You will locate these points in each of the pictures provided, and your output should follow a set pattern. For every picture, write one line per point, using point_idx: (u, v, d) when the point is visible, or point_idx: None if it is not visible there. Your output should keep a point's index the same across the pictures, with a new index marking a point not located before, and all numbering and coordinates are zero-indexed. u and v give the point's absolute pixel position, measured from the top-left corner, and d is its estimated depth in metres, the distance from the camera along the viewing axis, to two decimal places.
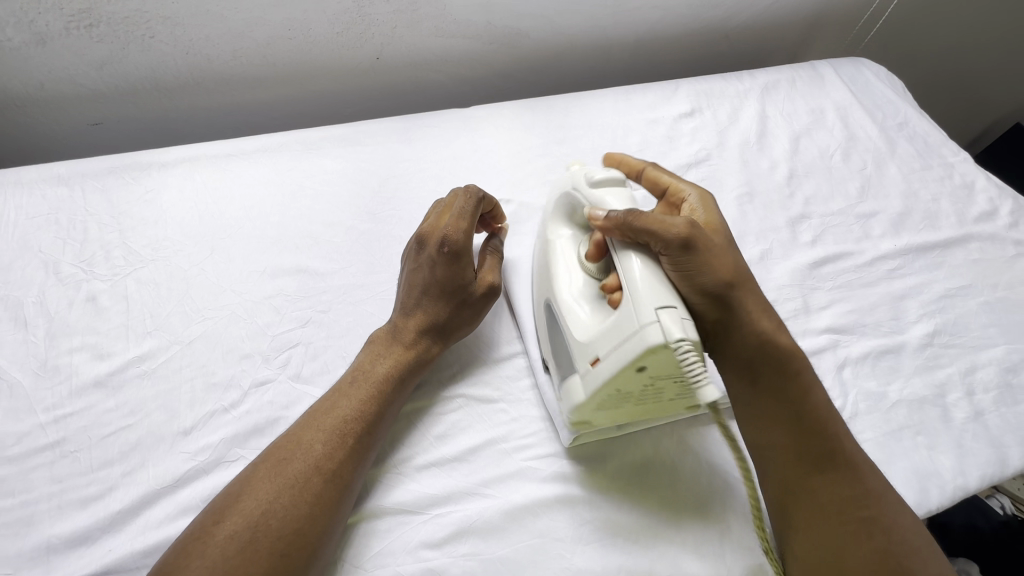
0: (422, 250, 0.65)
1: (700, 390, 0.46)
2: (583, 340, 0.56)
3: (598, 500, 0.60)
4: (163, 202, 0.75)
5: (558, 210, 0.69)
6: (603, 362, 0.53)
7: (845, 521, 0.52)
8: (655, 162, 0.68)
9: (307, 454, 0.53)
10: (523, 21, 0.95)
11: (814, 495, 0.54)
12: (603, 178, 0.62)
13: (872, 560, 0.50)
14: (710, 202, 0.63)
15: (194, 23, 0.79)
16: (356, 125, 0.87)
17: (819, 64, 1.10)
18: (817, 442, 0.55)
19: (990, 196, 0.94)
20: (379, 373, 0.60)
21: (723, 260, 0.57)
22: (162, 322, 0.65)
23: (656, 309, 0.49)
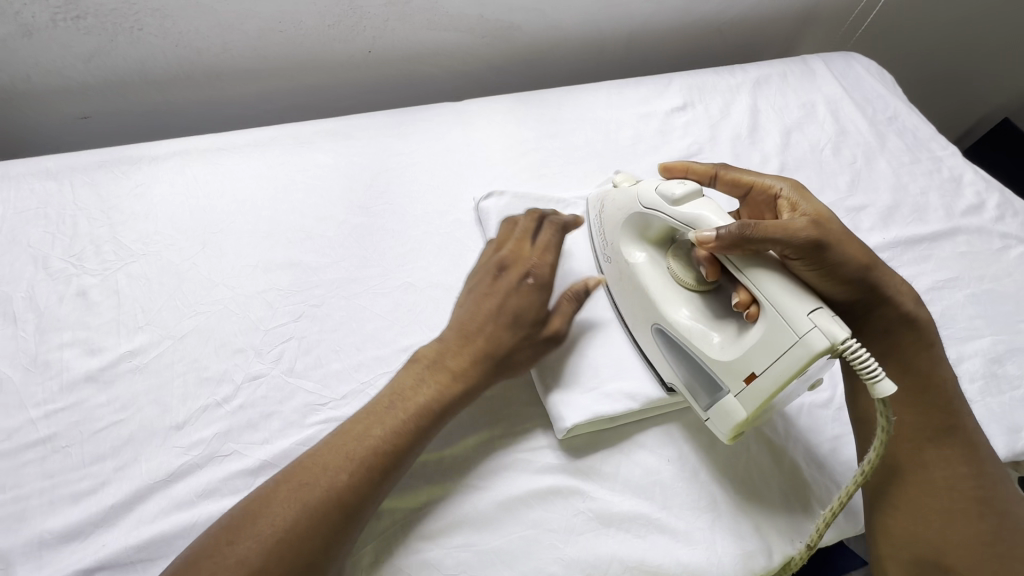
0: (502, 275, 0.64)
1: (875, 386, 0.51)
2: (730, 359, 0.57)
3: (591, 491, 0.60)
4: (153, 196, 0.74)
5: (631, 229, 0.68)
6: (761, 377, 0.55)
7: (952, 499, 0.56)
8: (727, 165, 0.70)
9: (327, 480, 0.50)
10: (515, 14, 0.95)
11: (931, 474, 0.58)
12: (688, 193, 0.62)
13: (981, 537, 0.55)
14: (805, 192, 0.65)
15: (183, 15, 0.78)
16: (348, 119, 0.87)
17: (810, 59, 1.10)
18: (953, 420, 0.59)
19: (977, 190, 0.95)
20: (421, 399, 0.56)
21: (856, 245, 0.59)
22: (154, 317, 0.65)
23: (809, 314, 0.53)
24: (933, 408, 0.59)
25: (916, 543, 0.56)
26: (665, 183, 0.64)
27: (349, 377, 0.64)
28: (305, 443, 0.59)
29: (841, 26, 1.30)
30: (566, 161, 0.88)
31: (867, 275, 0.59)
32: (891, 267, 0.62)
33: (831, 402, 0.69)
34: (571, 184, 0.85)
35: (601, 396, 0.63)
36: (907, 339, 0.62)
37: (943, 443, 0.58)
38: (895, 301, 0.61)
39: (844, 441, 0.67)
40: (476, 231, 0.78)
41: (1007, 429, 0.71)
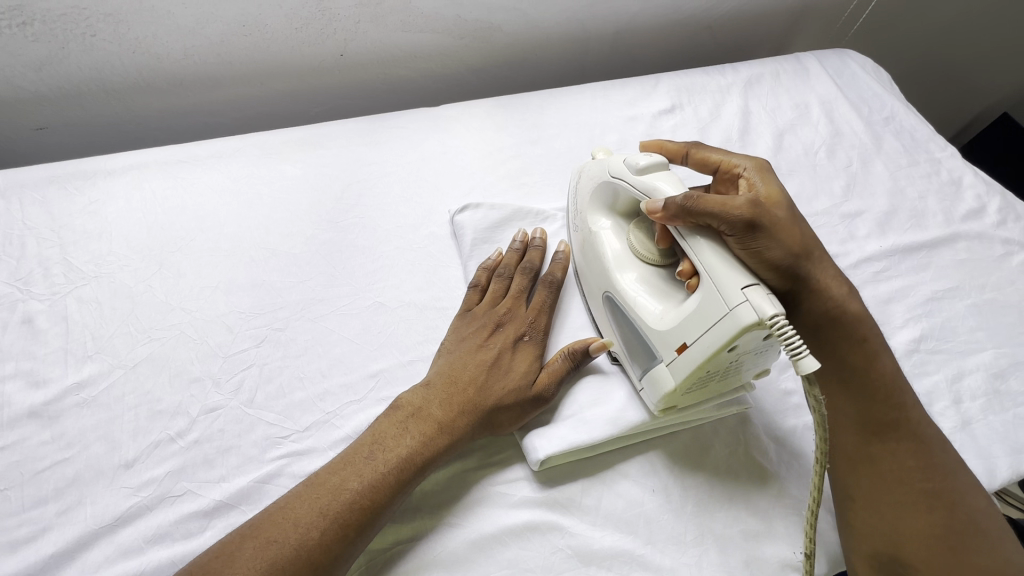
0: (499, 328, 0.63)
1: (797, 362, 0.47)
2: (663, 328, 0.56)
3: (570, 526, 0.56)
4: (108, 213, 0.70)
5: (598, 201, 0.67)
6: (692, 347, 0.53)
7: (902, 491, 0.54)
8: (700, 143, 0.66)
9: (296, 536, 0.47)
10: (495, 14, 0.91)
11: (882, 466, 0.55)
12: (650, 164, 0.60)
13: (934, 530, 0.52)
14: (767, 174, 0.62)
15: (138, 20, 0.74)
16: (318, 127, 0.83)
17: (804, 56, 1.06)
18: (884, 413, 0.56)
19: (977, 193, 0.91)
20: (403, 450, 0.53)
21: (789, 233, 0.55)
22: (104, 345, 0.61)
23: (743, 289, 0.50)
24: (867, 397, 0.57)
25: (875, 540, 0.53)
26: (633, 154, 0.63)
27: (313, 407, 0.60)
28: (264, 480, 0.55)
29: (836, 22, 1.26)
30: (549, 168, 0.84)
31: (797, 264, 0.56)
32: (830, 263, 0.59)
33: None
34: (553, 192, 0.81)
35: (580, 423, 0.59)
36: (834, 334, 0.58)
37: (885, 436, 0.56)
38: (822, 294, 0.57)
39: None
40: (450, 245, 0.74)
41: (1012, 450, 0.67)
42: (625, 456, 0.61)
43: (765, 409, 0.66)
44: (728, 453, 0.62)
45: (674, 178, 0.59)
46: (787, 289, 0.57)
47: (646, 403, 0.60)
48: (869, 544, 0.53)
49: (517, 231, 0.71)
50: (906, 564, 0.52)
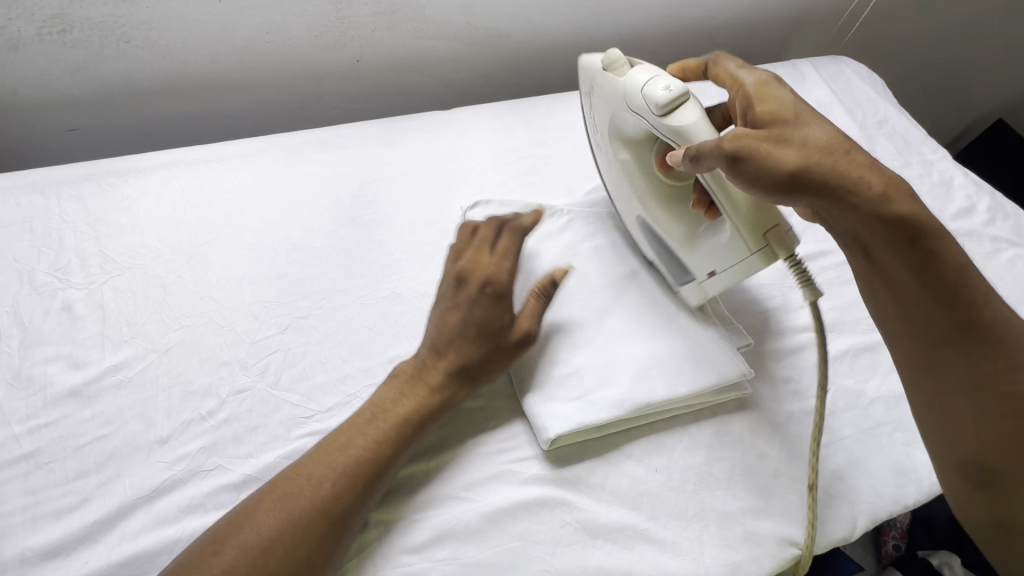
0: (460, 287, 0.63)
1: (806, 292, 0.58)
2: (694, 254, 0.66)
3: (577, 501, 0.60)
4: (140, 208, 0.74)
5: (615, 131, 0.68)
6: (721, 275, 0.64)
7: (975, 396, 0.53)
8: (717, 58, 0.66)
9: (311, 490, 0.51)
10: (503, 22, 0.95)
11: (950, 373, 0.55)
12: (666, 96, 0.58)
13: (1009, 429, 0.52)
14: (768, 87, 0.60)
15: (169, 27, 0.79)
16: (336, 129, 0.87)
17: (799, 63, 1.11)
18: (947, 318, 0.54)
19: (968, 193, 0.95)
20: (402, 411, 0.57)
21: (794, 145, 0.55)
22: (139, 330, 0.65)
23: (766, 234, 0.58)
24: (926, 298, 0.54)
25: (963, 451, 0.54)
26: (649, 87, 0.59)
27: (335, 389, 0.64)
28: (290, 456, 0.59)
29: (831, 30, 1.30)
30: (556, 168, 0.88)
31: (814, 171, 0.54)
32: (858, 157, 0.56)
33: (821, 408, 0.69)
34: (559, 190, 0.85)
35: (588, 405, 0.63)
36: (884, 237, 0.54)
37: (954, 341, 0.54)
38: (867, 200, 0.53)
39: (834, 447, 0.66)
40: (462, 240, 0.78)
41: None
42: (629, 438, 0.64)
43: (761, 394, 0.69)
44: (726, 436, 0.66)
45: (694, 108, 0.58)
46: (821, 202, 0.55)
47: (681, 300, 0.72)
48: (957, 456, 0.54)
49: (524, 213, 0.73)
50: (1001, 472, 0.52)
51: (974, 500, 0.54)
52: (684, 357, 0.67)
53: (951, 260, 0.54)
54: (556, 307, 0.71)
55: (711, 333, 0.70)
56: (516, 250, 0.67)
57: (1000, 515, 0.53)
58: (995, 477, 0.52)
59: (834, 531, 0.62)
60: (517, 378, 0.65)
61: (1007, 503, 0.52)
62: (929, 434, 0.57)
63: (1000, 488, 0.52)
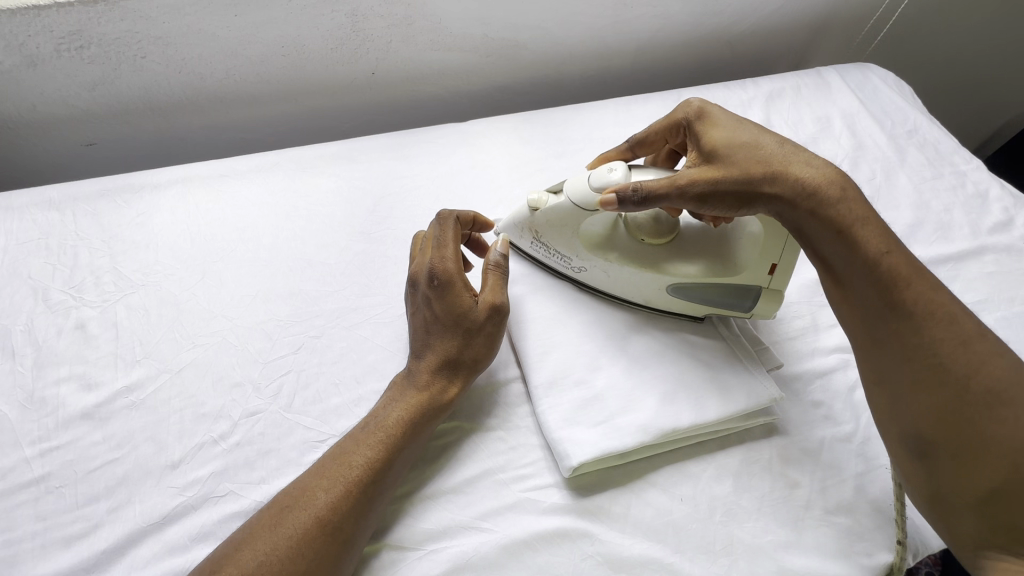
0: (415, 290, 0.63)
1: None
2: (749, 268, 0.65)
3: (600, 533, 0.57)
4: (154, 224, 0.74)
5: (585, 241, 0.69)
6: (783, 262, 0.64)
7: (924, 378, 0.52)
8: (633, 137, 0.74)
9: (307, 503, 0.51)
10: (520, 32, 0.93)
11: (887, 350, 0.54)
12: (619, 177, 0.62)
13: (952, 409, 0.50)
14: (706, 112, 0.65)
15: (185, 42, 0.78)
16: (351, 142, 0.86)
17: (824, 71, 1.08)
18: (881, 299, 0.54)
19: (1004, 206, 0.90)
20: (392, 417, 0.57)
21: (736, 160, 0.59)
22: (151, 350, 0.64)
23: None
24: (871, 286, 0.54)
25: (906, 426, 0.52)
26: (595, 180, 0.63)
27: (348, 412, 0.62)
28: None
29: (856, 36, 1.27)
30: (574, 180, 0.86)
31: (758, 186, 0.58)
32: (798, 159, 0.58)
33: (855, 435, 0.65)
34: None
35: (611, 430, 0.60)
36: (815, 228, 0.56)
37: (888, 320, 0.54)
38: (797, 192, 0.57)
39: (870, 478, 0.63)
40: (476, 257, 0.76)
41: None
42: (653, 466, 0.62)
43: (791, 421, 0.66)
44: (754, 464, 0.63)
45: (644, 170, 0.64)
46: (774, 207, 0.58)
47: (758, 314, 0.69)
48: (901, 429, 0.53)
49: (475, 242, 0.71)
50: (936, 445, 0.51)
51: (920, 479, 0.52)
52: (709, 380, 0.65)
53: (881, 246, 0.55)
54: (575, 328, 0.68)
55: (735, 355, 0.68)
56: (455, 237, 0.64)
57: (939, 491, 0.51)
58: (934, 451, 0.51)
59: (874, 566, 0.58)
60: (535, 401, 0.63)
61: (953, 481, 0.50)
62: (888, 425, 0.54)
63: (941, 462, 0.51)
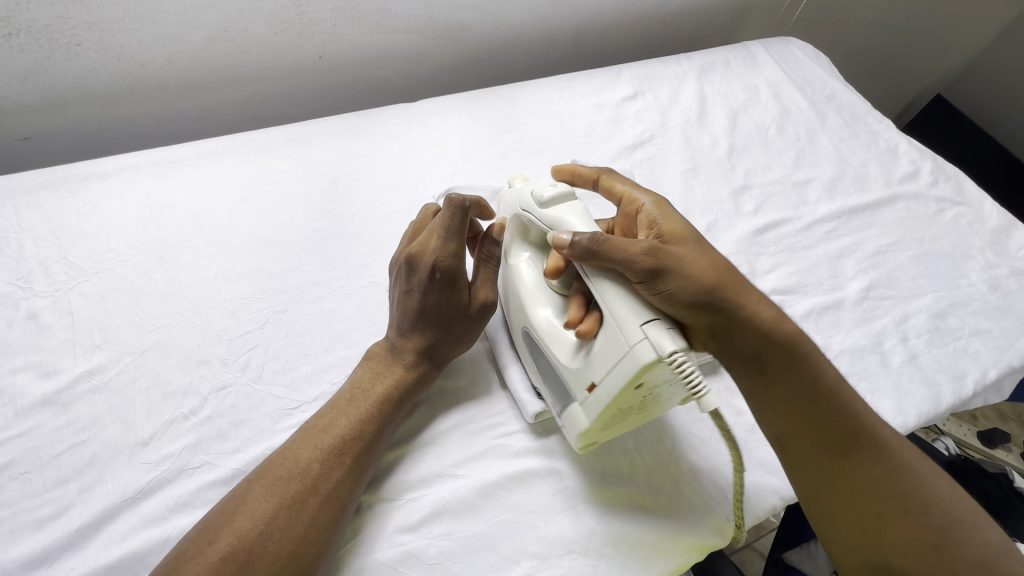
0: (413, 273, 0.62)
1: (702, 399, 0.48)
2: (575, 366, 0.56)
3: (568, 470, 0.61)
4: (104, 213, 0.72)
5: (517, 232, 0.66)
6: (600, 386, 0.52)
7: (884, 505, 0.50)
8: (611, 169, 0.67)
9: (301, 472, 0.53)
10: (464, 13, 0.96)
11: (858, 485, 0.52)
12: (555, 195, 0.60)
13: (928, 538, 0.48)
14: (667, 206, 0.60)
15: (122, 28, 0.77)
16: (303, 125, 0.87)
17: (750, 45, 1.16)
18: (835, 432, 0.53)
19: (912, 158, 1.01)
20: (379, 391, 0.59)
21: (695, 262, 0.54)
22: (112, 335, 0.63)
23: (641, 326, 0.49)
24: (821, 421, 0.54)
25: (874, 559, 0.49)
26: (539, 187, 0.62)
27: (318, 379, 0.64)
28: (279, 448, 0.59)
29: (778, 12, 1.36)
30: (524, 154, 0.90)
31: (706, 296, 0.53)
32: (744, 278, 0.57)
33: None
34: (529, 175, 0.87)
35: None
36: (767, 361, 0.55)
37: (850, 456, 0.53)
38: (748, 315, 0.55)
39: None
40: None
41: (954, 376, 0.75)
42: None
43: None
44: (701, 398, 0.68)
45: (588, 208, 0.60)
46: (717, 318, 0.54)
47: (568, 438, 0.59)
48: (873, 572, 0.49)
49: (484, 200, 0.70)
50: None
51: None
52: None
53: (833, 379, 0.55)
54: None
55: None
56: (464, 229, 0.62)
57: None
58: None
59: None
60: (501, 355, 0.67)
61: None
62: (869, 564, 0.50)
63: None
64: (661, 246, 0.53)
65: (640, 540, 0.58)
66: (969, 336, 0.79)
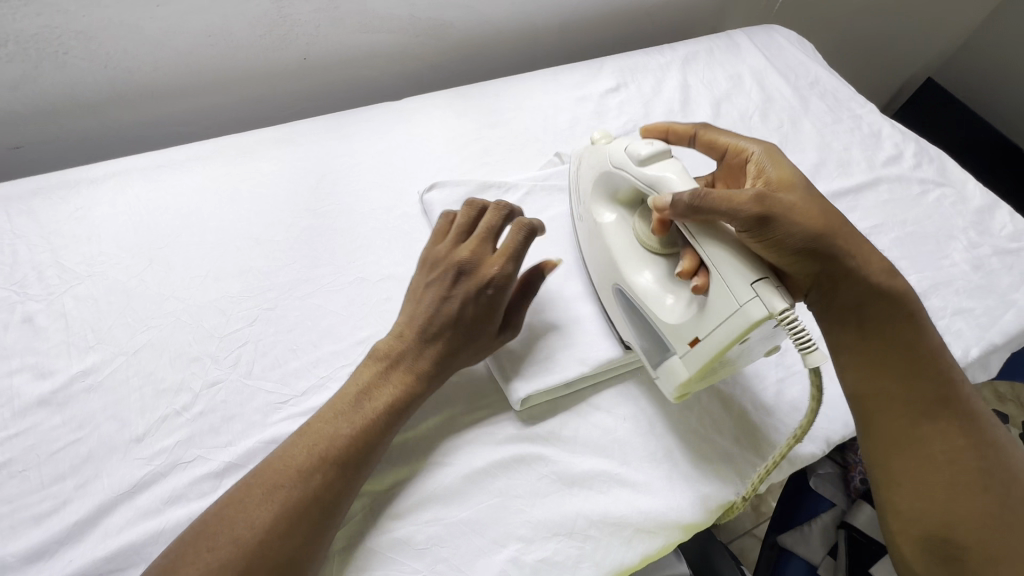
0: (468, 286, 0.62)
1: (807, 355, 0.52)
2: (674, 323, 0.60)
3: (553, 455, 0.63)
4: (95, 217, 0.74)
5: (603, 192, 0.71)
6: (704, 340, 0.57)
7: (954, 474, 0.54)
8: (708, 125, 0.69)
9: (300, 481, 0.51)
10: (446, 11, 0.97)
11: (923, 446, 0.56)
12: (656, 152, 0.64)
13: (987, 508, 0.53)
14: (777, 158, 0.64)
15: (108, 35, 0.79)
16: (289, 126, 0.88)
17: (734, 34, 1.17)
18: (903, 388, 0.57)
19: (895, 142, 1.02)
20: (386, 398, 0.58)
21: (806, 214, 0.57)
22: (105, 336, 0.65)
23: (752, 284, 0.54)
24: (898, 380, 0.57)
25: (928, 522, 0.54)
26: (633, 145, 0.66)
27: (308, 373, 0.65)
28: (270, 440, 0.60)
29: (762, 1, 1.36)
30: (509, 148, 0.91)
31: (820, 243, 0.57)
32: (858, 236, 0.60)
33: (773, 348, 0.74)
34: (514, 169, 0.88)
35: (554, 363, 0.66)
36: (874, 308, 0.59)
37: (934, 413, 0.56)
38: (864, 273, 0.59)
39: (788, 381, 0.72)
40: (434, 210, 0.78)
41: None
42: (597, 390, 0.68)
43: None
44: None
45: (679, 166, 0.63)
46: (831, 268, 0.58)
47: (660, 388, 0.64)
48: (917, 529, 0.55)
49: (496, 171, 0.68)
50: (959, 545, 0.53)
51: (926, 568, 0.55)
52: None
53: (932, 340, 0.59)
54: None
55: None
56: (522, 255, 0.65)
57: None
58: (957, 552, 0.53)
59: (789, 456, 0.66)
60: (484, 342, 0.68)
61: None
62: (908, 518, 0.55)
63: (961, 561, 0.53)
64: (772, 201, 0.57)
65: (624, 522, 0.60)
66: (952, 316, 0.80)
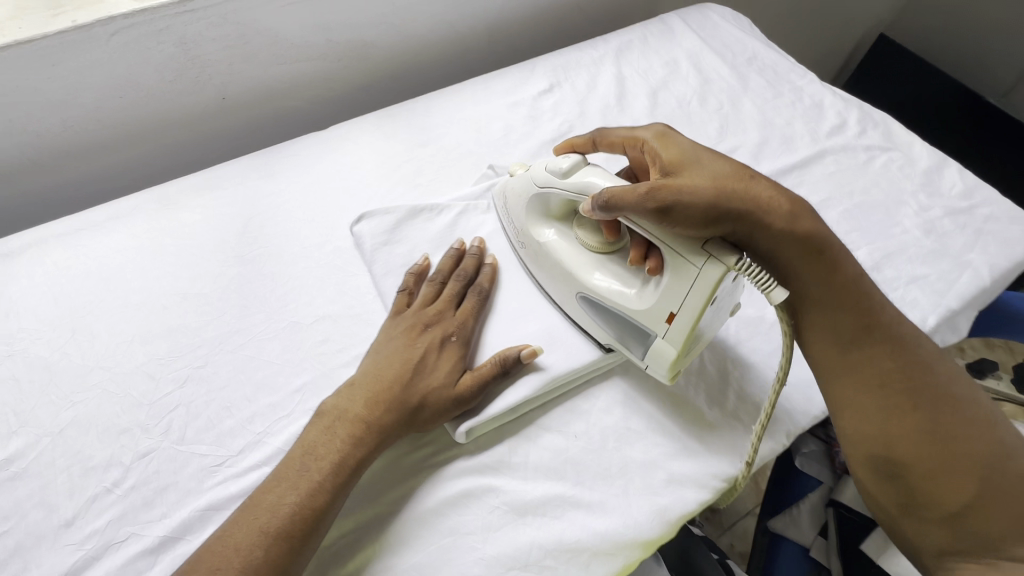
0: (435, 337, 0.64)
1: (770, 295, 0.52)
2: (644, 307, 0.61)
3: (503, 485, 0.60)
4: (13, 293, 0.71)
5: (536, 210, 0.71)
6: (679, 314, 0.58)
7: (887, 397, 0.54)
8: (603, 130, 0.72)
9: (238, 559, 0.49)
10: (364, 31, 0.95)
11: (861, 375, 0.56)
12: (571, 164, 0.65)
13: (923, 425, 0.53)
14: (669, 137, 0.64)
15: (6, 102, 0.75)
16: (212, 170, 0.85)
17: (667, 17, 1.14)
18: (831, 327, 0.57)
19: (838, 110, 1.00)
20: (333, 457, 0.55)
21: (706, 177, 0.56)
22: (28, 418, 0.62)
23: (701, 248, 0.55)
24: (824, 314, 0.57)
25: (869, 446, 0.55)
26: (551, 162, 0.67)
27: (243, 431, 0.63)
28: (205, 508, 0.58)
29: None
30: (442, 166, 0.88)
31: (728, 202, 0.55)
32: (766, 180, 0.58)
33: (724, 343, 0.72)
34: (449, 187, 0.86)
35: (497, 390, 0.64)
36: (796, 259, 0.57)
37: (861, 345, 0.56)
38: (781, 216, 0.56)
39: (742, 376, 0.70)
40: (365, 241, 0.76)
41: None
42: (546, 411, 0.66)
43: None
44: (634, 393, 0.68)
45: (599, 169, 0.65)
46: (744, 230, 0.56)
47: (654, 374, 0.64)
48: (865, 454, 0.55)
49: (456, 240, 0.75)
50: (901, 464, 0.53)
51: (885, 491, 0.55)
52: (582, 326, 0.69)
53: (850, 272, 0.58)
54: None
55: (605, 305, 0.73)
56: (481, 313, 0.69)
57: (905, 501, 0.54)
58: (898, 470, 0.53)
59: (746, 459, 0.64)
60: None
61: (919, 494, 0.53)
62: (856, 443, 0.56)
63: (906, 478, 0.53)
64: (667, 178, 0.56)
65: (580, 548, 0.58)
66: (907, 285, 0.78)
